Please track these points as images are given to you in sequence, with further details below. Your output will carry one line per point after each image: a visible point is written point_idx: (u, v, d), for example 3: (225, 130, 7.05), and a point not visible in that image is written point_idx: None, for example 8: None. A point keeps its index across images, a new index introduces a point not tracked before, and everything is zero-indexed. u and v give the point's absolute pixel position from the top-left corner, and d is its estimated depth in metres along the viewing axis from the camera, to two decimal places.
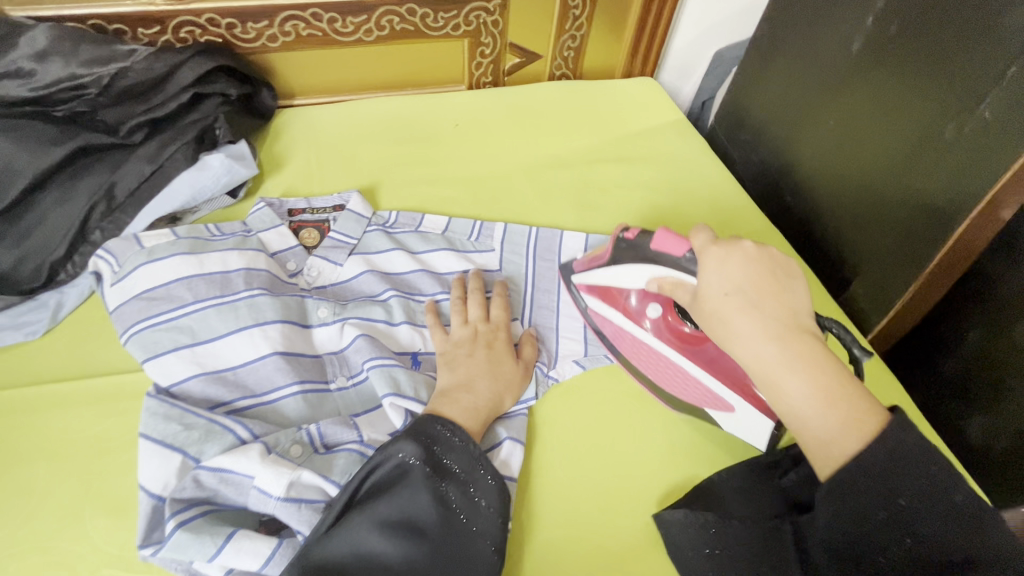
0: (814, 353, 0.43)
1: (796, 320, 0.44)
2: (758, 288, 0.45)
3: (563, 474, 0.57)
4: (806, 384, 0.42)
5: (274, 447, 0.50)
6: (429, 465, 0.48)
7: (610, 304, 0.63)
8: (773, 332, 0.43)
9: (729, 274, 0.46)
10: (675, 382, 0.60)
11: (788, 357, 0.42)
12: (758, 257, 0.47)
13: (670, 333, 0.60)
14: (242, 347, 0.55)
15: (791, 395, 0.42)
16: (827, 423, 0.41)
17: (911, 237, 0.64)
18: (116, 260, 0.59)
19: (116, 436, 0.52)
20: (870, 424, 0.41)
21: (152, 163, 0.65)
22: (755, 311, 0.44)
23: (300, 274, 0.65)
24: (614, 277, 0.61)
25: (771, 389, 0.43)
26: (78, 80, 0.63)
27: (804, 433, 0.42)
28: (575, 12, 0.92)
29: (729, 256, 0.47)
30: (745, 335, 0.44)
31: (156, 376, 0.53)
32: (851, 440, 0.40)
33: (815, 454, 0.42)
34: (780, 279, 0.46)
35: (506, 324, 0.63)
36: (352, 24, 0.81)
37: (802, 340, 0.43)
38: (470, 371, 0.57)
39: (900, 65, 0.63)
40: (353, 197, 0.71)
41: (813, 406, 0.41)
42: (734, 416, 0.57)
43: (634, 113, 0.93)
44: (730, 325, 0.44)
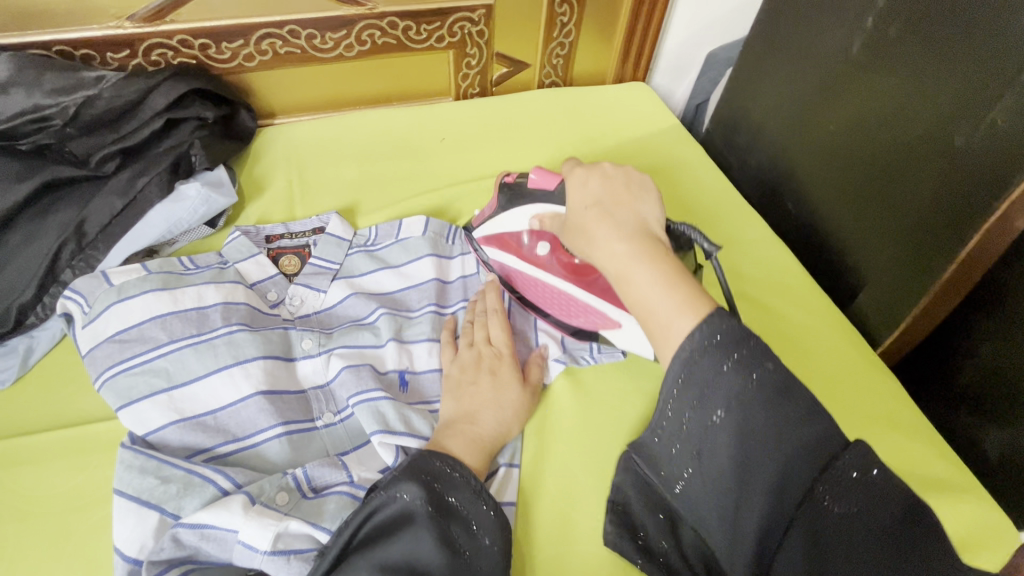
0: (661, 250, 0.44)
1: (648, 228, 0.46)
2: (613, 198, 0.49)
3: (564, 499, 0.54)
4: (653, 271, 0.42)
5: (258, 497, 0.47)
6: (432, 504, 0.43)
7: (506, 250, 0.66)
8: (624, 232, 0.45)
9: (589, 191, 0.51)
10: (569, 309, 0.63)
11: (636, 252, 0.43)
12: (613, 175, 0.52)
13: (562, 268, 0.63)
14: (221, 389, 0.52)
15: (639, 284, 0.42)
16: (667, 305, 0.40)
17: (919, 247, 0.61)
18: (86, 300, 0.56)
19: (92, 491, 0.49)
20: (701, 307, 0.39)
21: (124, 196, 0.62)
22: (611, 217, 0.47)
23: (282, 304, 0.61)
24: (505, 221, 0.65)
25: (623, 284, 0.43)
26: (42, 112, 0.61)
27: (650, 322, 0.41)
28: (563, 18, 0.89)
29: (589, 176, 0.52)
30: (602, 235, 0.46)
31: (131, 425, 0.50)
32: (682, 319, 0.39)
33: (658, 339, 0.41)
34: (633, 193, 0.50)
35: (510, 348, 0.58)
36: (331, 40, 0.78)
37: (651, 241, 0.45)
38: (474, 401, 0.54)
39: (902, 68, 0.60)
40: (333, 218, 0.68)
41: (656, 290, 0.41)
42: (622, 331, 0.60)
43: (626, 121, 0.90)
44: (591, 232, 0.47)
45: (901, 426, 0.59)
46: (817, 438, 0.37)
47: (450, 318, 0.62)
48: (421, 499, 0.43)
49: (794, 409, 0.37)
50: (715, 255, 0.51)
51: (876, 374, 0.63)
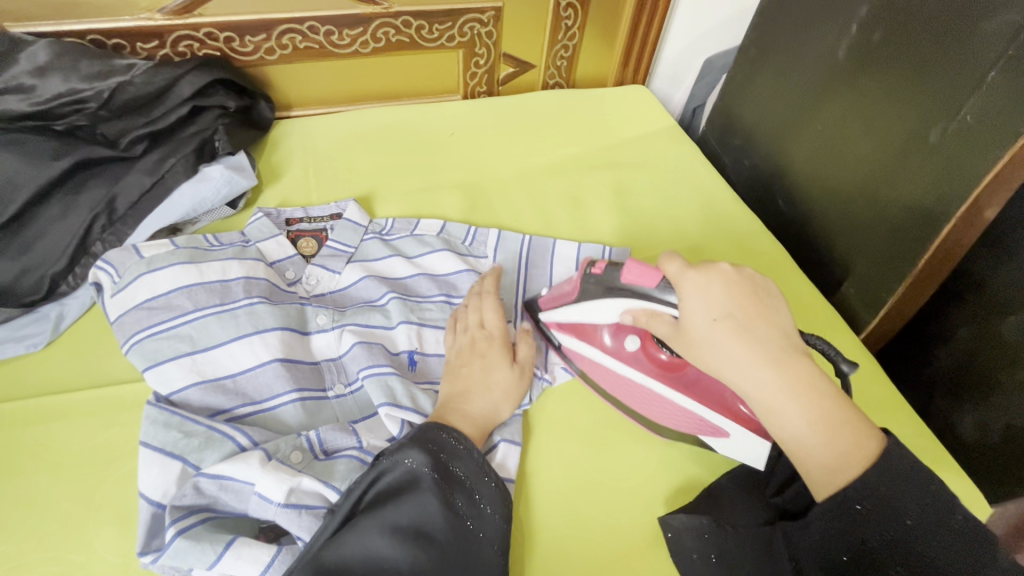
0: (808, 378, 0.44)
1: (787, 344, 0.46)
2: (746, 314, 0.46)
3: (560, 469, 0.57)
4: (804, 410, 0.43)
5: (274, 454, 0.48)
6: (437, 472, 0.46)
7: (585, 342, 0.62)
8: (768, 356, 0.44)
9: (715, 301, 0.47)
10: (667, 413, 0.58)
11: (785, 384, 0.43)
12: (735, 278, 0.48)
13: (651, 364, 0.59)
14: (241, 355, 0.55)
15: (792, 422, 0.43)
16: (828, 449, 0.42)
17: (900, 238, 0.65)
18: (116, 270, 0.59)
19: (118, 447, 0.52)
20: (867, 448, 0.42)
21: (152, 175, 0.66)
22: (750, 338, 0.45)
23: (299, 282, 0.65)
24: (585, 312, 0.61)
25: (771, 415, 0.44)
26: (79, 95, 0.64)
27: (806, 458, 0.43)
28: (567, 22, 0.94)
29: (709, 283, 0.48)
30: (741, 361, 0.45)
31: (155, 385, 0.53)
32: (848, 468, 0.42)
33: (816, 478, 0.43)
34: (760, 298, 0.48)
35: (502, 330, 0.59)
36: (348, 36, 0.82)
37: (795, 363, 0.44)
38: (466, 382, 0.56)
39: (885, 71, 0.65)
40: (350, 205, 0.72)
41: (809, 430, 0.43)
42: (731, 442, 0.56)
43: (626, 121, 0.95)
44: (725, 352, 0.45)
45: (882, 408, 0.63)
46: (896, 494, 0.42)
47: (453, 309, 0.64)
48: (428, 467, 0.46)
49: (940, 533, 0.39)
50: (849, 373, 0.50)
51: (861, 361, 0.67)
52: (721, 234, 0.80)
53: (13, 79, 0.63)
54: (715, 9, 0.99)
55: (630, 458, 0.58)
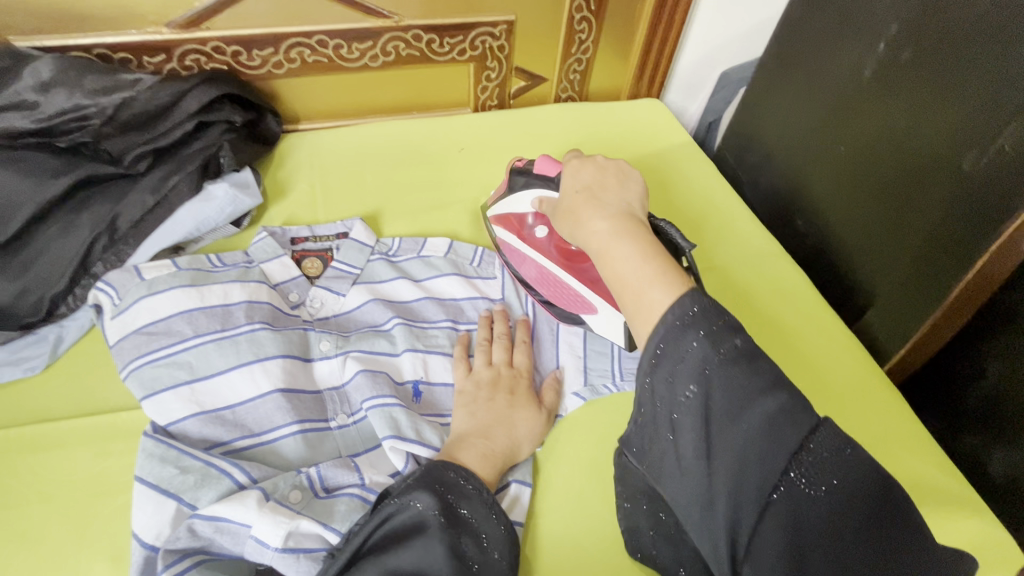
0: (643, 228, 0.46)
1: (632, 211, 0.49)
2: (601, 186, 0.52)
3: (570, 508, 0.55)
4: (633, 246, 0.44)
5: (272, 493, 0.46)
6: (444, 515, 0.43)
7: (509, 229, 0.69)
8: (609, 213, 0.48)
9: (580, 177, 0.54)
10: (557, 292, 0.65)
11: (617, 229, 0.46)
12: (606, 166, 0.55)
13: (556, 252, 0.66)
14: (241, 385, 0.53)
15: (617, 260, 0.44)
16: (643, 278, 0.41)
17: (927, 267, 0.62)
18: (117, 293, 0.58)
19: (114, 478, 0.51)
20: (677, 280, 0.40)
21: (155, 194, 0.64)
22: (596, 200, 0.50)
23: (302, 305, 0.63)
24: (512, 203, 0.68)
25: (603, 260, 0.45)
26: (83, 110, 0.63)
27: (624, 293, 0.42)
28: (581, 35, 0.91)
29: (583, 166, 0.55)
30: (585, 217, 0.49)
31: (153, 415, 0.51)
32: (655, 288, 0.40)
33: (633, 311, 0.41)
34: (622, 181, 0.53)
35: (528, 369, 0.59)
36: (357, 50, 0.81)
37: (633, 221, 0.47)
38: (488, 416, 0.54)
39: (914, 93, 0.62)
40: (357, 225, 0.70)
41: (636, 262, 0.43)
42: (598, 318, 0.62)
43: (640, 137, 0.92)
44: (577, 212, 0.50)
45: (908, 445, 0.60)
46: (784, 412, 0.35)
47: (462, 333, 0.62)
48: (435, 508, 0.43)
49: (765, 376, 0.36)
50: (687, 251, 0.53)
51: (885, 393, 0.64)
52: (736, 256, 0.77)
53: (16, 94, 0.62)
54: (733, 22, 0.96)
55: None
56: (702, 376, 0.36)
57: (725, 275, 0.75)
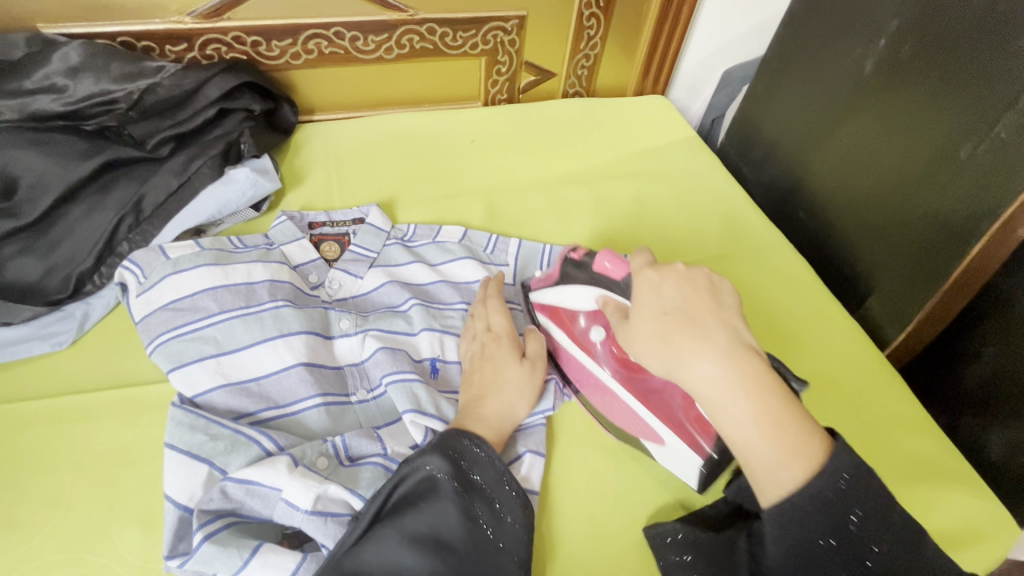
0: (760, 378, 0.41)
1: (739, 338, 0.43)
2: (696, 307, 0.44)
3: (583, 481, 0.56)
4: (751, 410, 0.41)
5: (300, 459, 0.47)
6: (457, 480, 0.45)
7: (558, 325, 0.61)
8: (719, 350, 0.42)
9: (666, 296, 0.45)
10: (614, 411, 0.57)
11: (734, 381, 0.41)
12: (688, 277, 0.47)
13: (613, 362, 0.56)
14: (265, 359, 0.54)
15: (736, 422, 0.41)
16: (773, 451, 0.40)
17: (929, 254, 0.64)
18: (142, 271, 0.60)
19: (143, 447, 0.52)
20: (813, 450, 0.40)
21: (179, 176, 0.66)
22: (699, 331, 0.43)
23: (321, 286, 0.65)
24: (563, 296, 0.60)
25: (717, 414, 0.42)
26: (110, 96, 0.65)
27: (750, 461, 0.41)
28: (590, 32, 0.94)
29: (662, 280, 0.47)
30: (691, 357, 0.42)
31: (180, 386, 0.52)
32: (793, 466, 0.40)
33: (761, 483, 0.41)
34: (713, 295, 0.46)
35: (507, 329, 0.59)
36: (373, 42, 0.83)
37: (746, 356, 0.42)
38: (480, 385, 0.55)
39: (914, 86, 0.64)
40: (373, 210, 0.72)
41: (757, 435, 0.40)
42: (666, 451, 0.54)
43: (647, 131, 0.95)
44: (677, 346, 0.42)
45: (909, 424, 0.62)
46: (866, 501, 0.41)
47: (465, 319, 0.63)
48: (448, 475, 0.45)
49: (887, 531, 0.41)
50: None
51: (888, 377, 0.66)
52: (741, 247, 0.79)
53: (46, 79, 0.63)
54: (737, 21, 0.99)
55: (653, 472, 0.58)
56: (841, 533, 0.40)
57: (730, 263, 0.77)
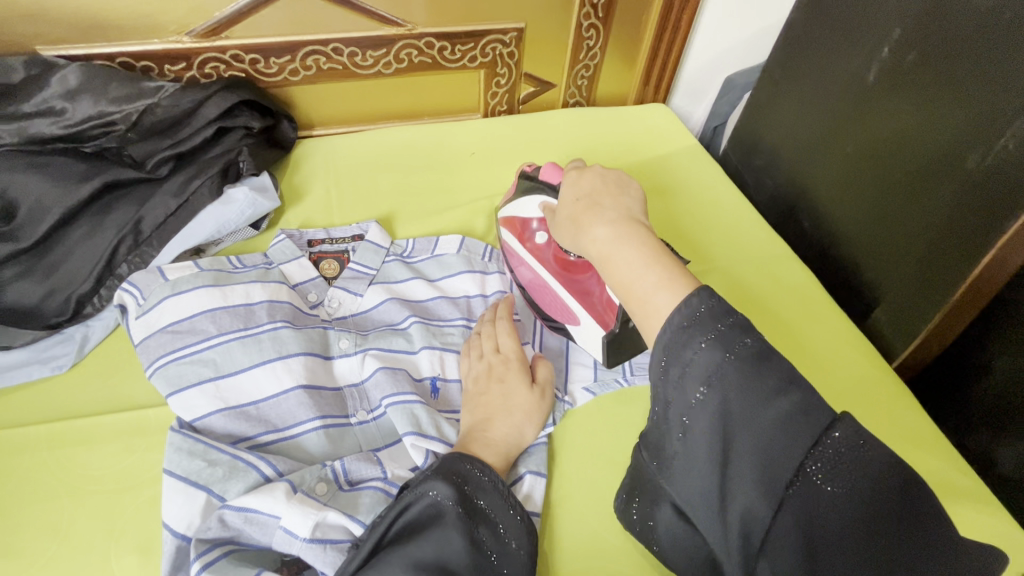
0: (645, 234, 0.46)
1: (632, 213, 0.49)
2: (600, 194, 0.52)
3: (586, 501, 0.55)
4: (635, 252, 0.44)
5: (299, 485, 0.47)
6: (462, 505, 0.45)
7: (511, 231, 0.68)
8: (610, 218, 0.48)
9: (580, 187, 0.54)
10: (547, 300, 0.65)
11: (620, 235, 0.46)
12: (605, 174, 0.54)
13: (555, 262, 0.63)
14: (264, 381, 0.54)
15: (619, 266, 0.45)
16: (646, 283, 0.42)
17: (935, 265, 0.63)
18: (141, 293, 0.60)
19: (142, 472, 0.52)
20: (682, 284, 0.41)
21: (177, 197, 0.66)
22: (598, 206, 0.50)
23: (321, 305, 0.64)
24: (519, 208, 0.67)
25: (606, 265, 0.46)
26: (108, 117, 0.65)
27: (630, 298, 0.43)
28: (589, 42, 0.93)
29: (582, 176, 0.55)
30: (586, 224, 0.49)
31: (179, 411, 0.52)
32: (661, 293, 0.41)
33: (639, 314, 0.43)
34: (621, 188, 0.52)
35: (517, 350, 0.59)
36: (371, 57, 0.83)
37: (634, 224, 0.47)
38: (488, 407, 0.55)
39: (919, 94, 0.63)
40: (372, 227, 0.72)
41: (640, 269, 0.43)
42: (581, 330, 0.61)
43: (648, 141, 0.94)
44: (579, 219, 0.50)
45: (915, 438, 0.61)
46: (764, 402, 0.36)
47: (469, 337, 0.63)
48: (453, 500, 0.44)
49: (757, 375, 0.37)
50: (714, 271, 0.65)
51: (894, 389, 0.65)
52: (744, 257, 0.78)
53: (44, 102, 0.64)
54: (738, 28, 0.98)
55: None
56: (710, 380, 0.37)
57: (732, 273, 0.76)
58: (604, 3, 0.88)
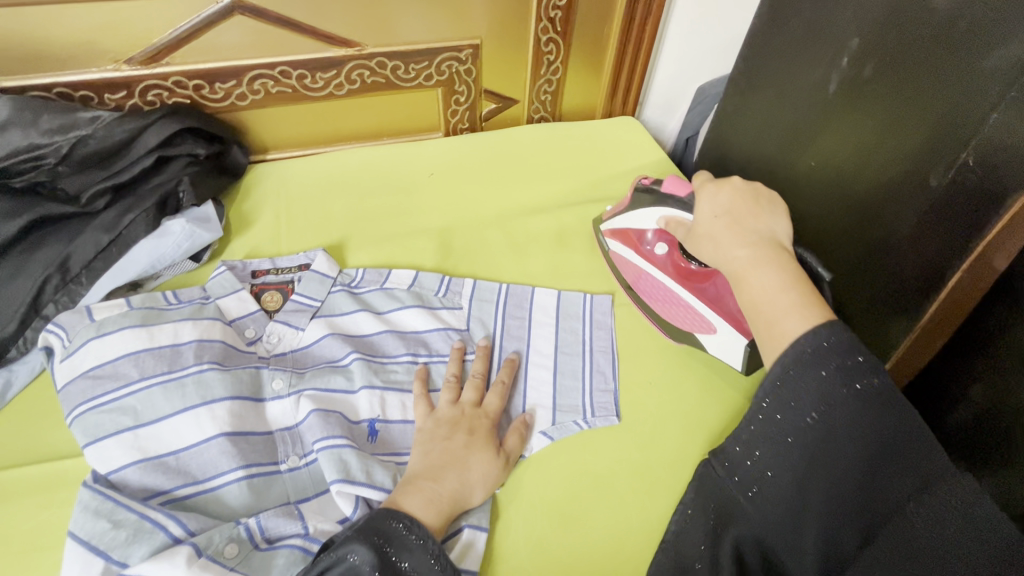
0: (780, 258, 0.51)
1: (772, 237, 0.54)
2: (741, 213, 0.56)
3: (531, 554, 0.51)
4: (771, 278, 0.50)
5: (206, 548, 0.45)
6: (381, 570, 0.42)
7: (626, 245, 0.70)
8: (749, 240, 0.53)
9: (719, 201, 0.57)
10: (671, 309, 0.66)
11: (757, 257, 0.51)
12: (742, 189, 0.58)
13: (673, 268, 0.66)
14: (186, 429, 0.51)
15: (755, 285, 0.50)
16: (780, 306, 0.48)
17: (906, 283, 0.63)
18: (66, 334, 0.57)
19: (53, 531, 0.49)
20: (815, 315, 0.47)
21: (109, 232, 0.63)
22: (738, 226, 0.55)
23: (259, 341, 0.62)
24: (632, 219, 0.69)
25: (739, 283, 0.52)
26: (37, 150, 0.63)
27: (762, 317, 0.49)
28: (550, 57, 0.91)
29: (719, 189, 0.58)
30: (724, 244, 0.54)
31: (94, 464, 0.49)
32: (791, 319, 0.47)
33: (766, 337, 0.48)
34: (762, 205, 0.57)
35: (496, 414, 0.57)
36: (321, 79, 0.81)
37: (773, 249, 0.52)
38: (443, 458, 0.52)
39: (877, 105, 0.60)
40: (318, 256, 0.69)
41: (775, 292, 0.49)
42: (716, 339, 0.62)
43: (614, 156, 0.91)
44: (715, 236, 0.55)
45: None
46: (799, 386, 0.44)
47: (421, 367, 0.61)
48: (370, 566, 0.41)
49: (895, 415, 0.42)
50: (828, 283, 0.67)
51: None
52: None
53: None
54: (705, 36, 0.95)
55: (615, 542, 0.52)
56: (827, 402, 0.43)
57: None
58: (562, 17, 0.86)
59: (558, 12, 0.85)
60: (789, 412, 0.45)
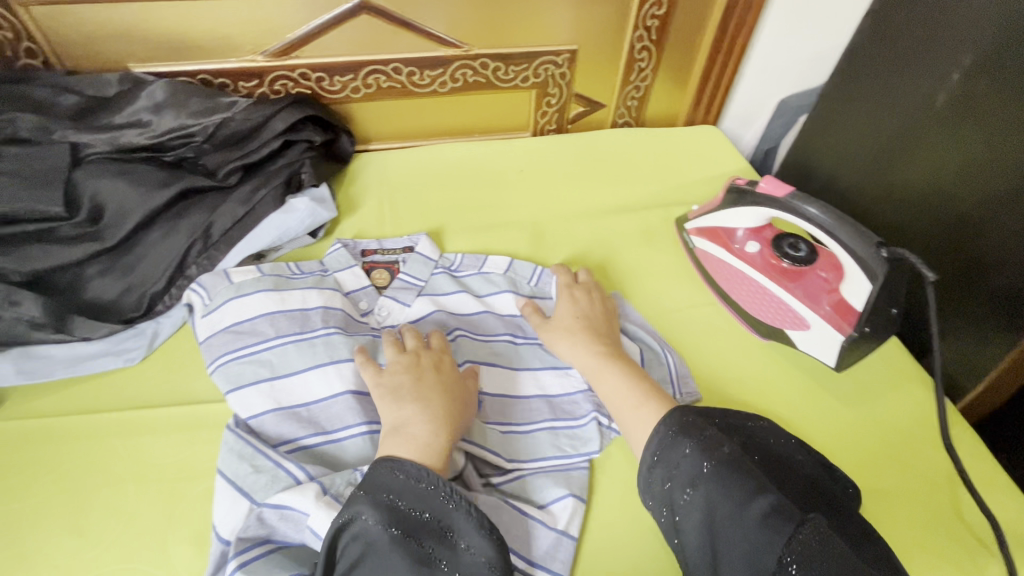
0: (624, 355, 0.61)
1: (608, 339, 0.63)
2: (595, 319, 0.64)
3: (626, 533, 0.54)
4: (620, 373, 0.58)
5: (330, 488, 0.49)
6: (394, 525, 0.44)
7: (714, 241, 0.73)
8: (597, 342, 0.61)
9: (574, 307, 0.65)
10: (761, 305, 0.68)
11: (605, 356, 0.60)
12: (597, 298, 0.67)
13: (765, 266, 0.69)
14: (316, 384, 0.56)
15: (610, 381, 0.58)
16: (635, 394, 0.56)
17: (1014, 299, 0.61)
18: (207, 293, 0.63)
19: (200, 464, 0.55)
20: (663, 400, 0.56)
21: (245, 205, 0.70)
22: (587, 328, 0.63)
23: (371, 313, 0.66)
24: (724, 218, 0.72)
25: (599, 379, 0.59)
26: (187, 130, 0.70)
27: (620, 404, 0.56)
28: (641, 64, 0.94)
29: (569, 296, 0.67)
30: (579, 339, 0.62)
31: (237, 409, 0.55)
32: (648, 405, 0.55)
33: (631, 421, 0.55)
34: (608, 317, 0.66)
35: (445, 350, 0.59)
36: (428, 77, 0.86)
37: (618, 350, 0.61)
38: (420, 401, 0.53)
39: (989, 120, 0.61)
40: (422, 240, 0.74)
41: (627, 385, 0.57)
42: (810, 335, 0.64)
43: (698, 162, 0.93)
44: (569, 335, 0.62)
45: (987, 488, 0.57)
46: (671, 457, 0.49)
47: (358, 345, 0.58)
48: (383, 523, 0.44)
49: (755, 476, 0.46)
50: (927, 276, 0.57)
51: (962, 427, 0.62)
52: None
53: (134, 114, 0.70)
54: (795, 49, 0.96)
55: None
56: (695, 480, 0.47)
57: None
58: (658, 26, 0.89)
59: (654, 20, 0.88)
60: (671, 485, 0.48)
